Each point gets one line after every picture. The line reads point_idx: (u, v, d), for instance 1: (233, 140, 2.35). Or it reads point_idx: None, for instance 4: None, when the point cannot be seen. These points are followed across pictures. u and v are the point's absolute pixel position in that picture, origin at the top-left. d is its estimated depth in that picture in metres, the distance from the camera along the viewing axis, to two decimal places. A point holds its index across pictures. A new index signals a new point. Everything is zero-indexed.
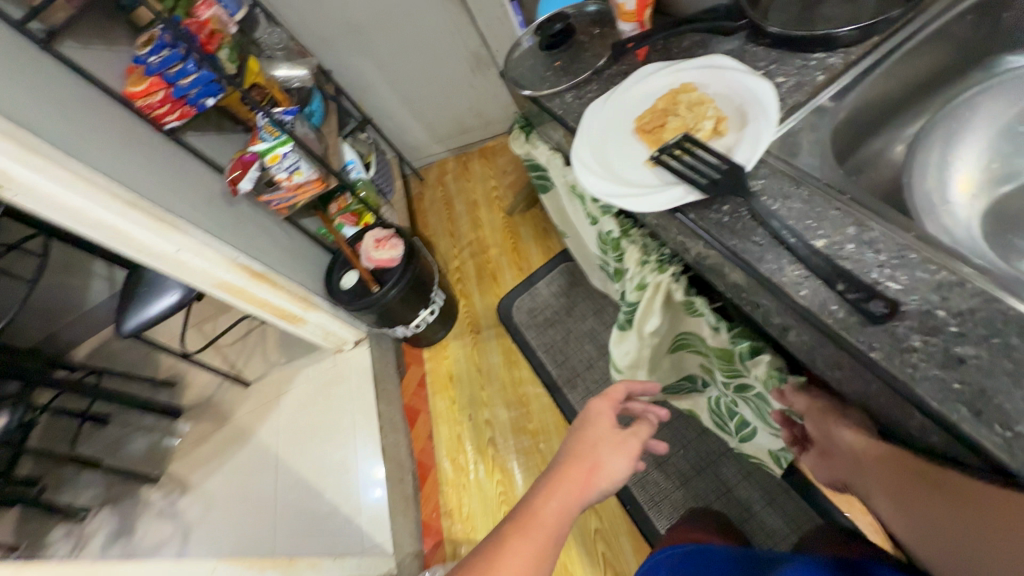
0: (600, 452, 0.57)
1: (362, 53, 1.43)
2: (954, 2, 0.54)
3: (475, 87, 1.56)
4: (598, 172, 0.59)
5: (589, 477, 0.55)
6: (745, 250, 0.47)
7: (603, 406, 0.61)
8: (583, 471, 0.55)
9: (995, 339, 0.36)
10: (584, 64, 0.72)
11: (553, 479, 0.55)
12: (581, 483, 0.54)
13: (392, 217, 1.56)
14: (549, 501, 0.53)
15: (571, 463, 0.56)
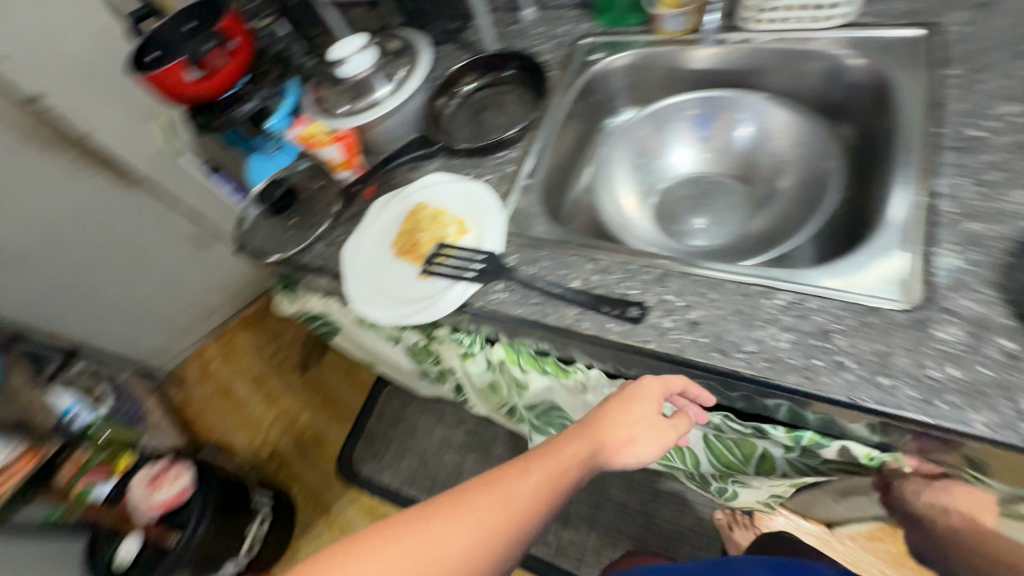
0: (624, 435, 0.50)
1: (34, 280, 1.16)
2: (567, 95, 0.75)
3: (205, 265, 1.44)
4: (383, 303, 0.62)
5: (593, 463, 0.49)
6: (533, 312, 0.56)
7: (656, 389, 0.50)
8: (589, 445, 0.49)
9: (704, 299, 0.52)
10: (319, 214, 0.73)
11: (551, 456, 0.49)
12: (580, 467, 0.49)
13: (159, 441, 1.26)
14: (544, 471, 0.48)
15: (579, 437, 0.50)
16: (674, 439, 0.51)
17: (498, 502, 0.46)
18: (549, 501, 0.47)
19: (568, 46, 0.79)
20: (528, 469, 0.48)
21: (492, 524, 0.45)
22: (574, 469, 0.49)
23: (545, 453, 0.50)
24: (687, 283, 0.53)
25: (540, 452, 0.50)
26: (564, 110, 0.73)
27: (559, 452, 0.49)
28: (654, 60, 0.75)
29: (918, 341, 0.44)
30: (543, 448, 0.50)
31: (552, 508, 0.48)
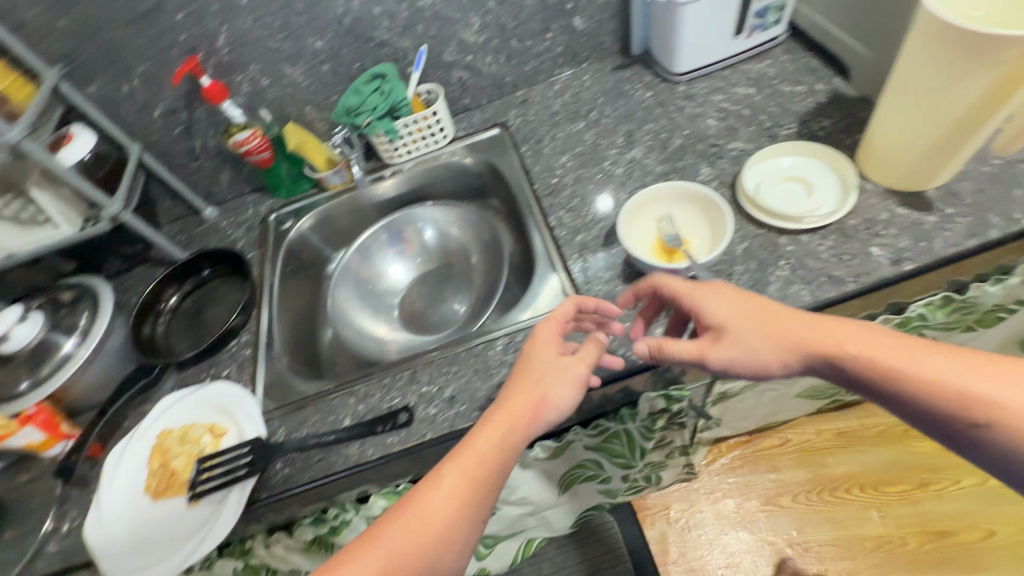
0: (531, 412, 0.49)
1: None
2: (276, 266, 0.81)
3: None
4: (158, 558, 0.55)
5: (506, 453, 0.48)
6: (322, 469, 0.58)
7: (551, 330, 0.55)
8: (491, 433, 0.48)
9: (451, 375, 0.61)
10: (36, 511, 0.61)
11: (462, 449, 0.48)
12: (491, 463, 0.47)
13: None
14: (474, 447, 0.48)
15: (490, 430, 0.48)
16: (584, 375, 0.52)
17: (414, 515, 0.45)
18: (467, 487, 0.46)
19: (259, 225, 0.87)
20: (439, 479, 0.47)
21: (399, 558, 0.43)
22: (485, 468, 0.47)
23: (459, 459, 0.47)
24: (432, 369, 0.62)
25: (452, 459, 0.48)
26: (279, 282, 0.79)
27: (467, 454, 0.47)
28: (337, 209, 0.87)
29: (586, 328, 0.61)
30: (457, 450, 0.48)
31: (475, 514, 0.46)
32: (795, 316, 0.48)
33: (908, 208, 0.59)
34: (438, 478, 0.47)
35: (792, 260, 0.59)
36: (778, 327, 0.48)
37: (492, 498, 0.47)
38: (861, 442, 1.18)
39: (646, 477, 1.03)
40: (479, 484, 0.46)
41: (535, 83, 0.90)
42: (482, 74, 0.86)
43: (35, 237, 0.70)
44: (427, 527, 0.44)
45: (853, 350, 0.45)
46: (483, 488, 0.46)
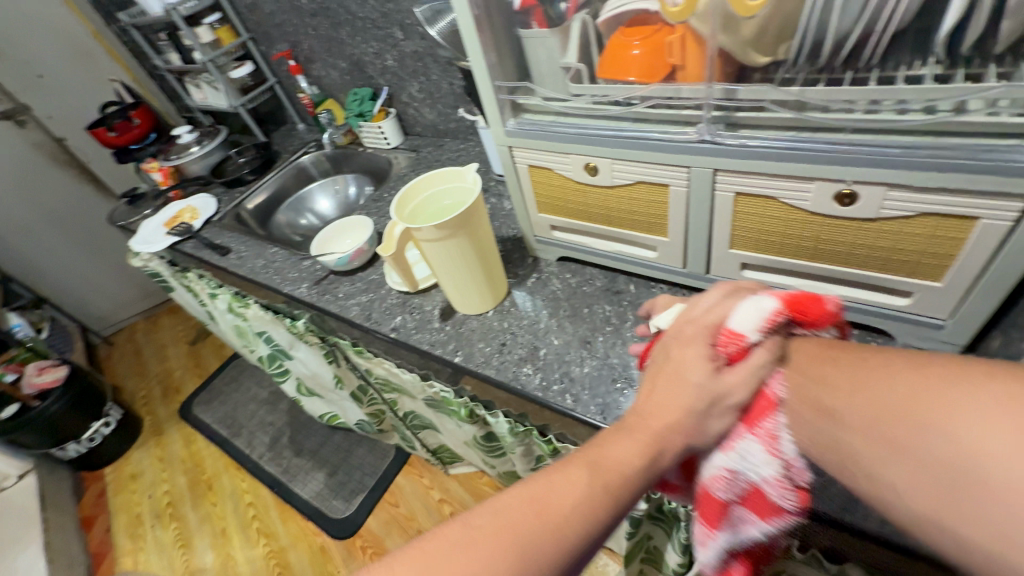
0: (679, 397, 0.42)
1: (43, 241, 2.12)
2: (287, 167, 1.46)
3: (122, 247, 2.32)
4: (145, 245, 1.30)
5: (928, 435, 0.30)
6: (197, 251, 1.23)
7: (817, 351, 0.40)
8: (899, 379, 0.33)
9: (253, 249, 1.17)
10: (143, 209, 1.46)
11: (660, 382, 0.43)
12: (889, 420, 0.32)
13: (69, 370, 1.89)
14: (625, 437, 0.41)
15: (889, 360, 0.35)
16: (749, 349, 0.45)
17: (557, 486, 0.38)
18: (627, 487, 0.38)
19: (303, 144, 1.53)
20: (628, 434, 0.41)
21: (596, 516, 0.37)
22: (907, 420, 0.31)
23: (844, 385, 0.37)
24: (249, 244, 1.19)
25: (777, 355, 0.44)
26: (275, 175, 1.43)
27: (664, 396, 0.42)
28: (331, 159, 1.47)
29: (296, 264, 1.07)
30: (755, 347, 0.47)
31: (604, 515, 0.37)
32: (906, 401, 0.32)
33: (441, 311, 0.84)
34: (624, 425, 0.42)
35: (373, 295, 0.92)
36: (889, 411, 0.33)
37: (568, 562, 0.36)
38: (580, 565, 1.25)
39: (393, 424, 1.42)
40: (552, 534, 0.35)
41: (456, 137, 1.29)
42: (424, 117, 1.30)
43: (219, 102, 1.51)
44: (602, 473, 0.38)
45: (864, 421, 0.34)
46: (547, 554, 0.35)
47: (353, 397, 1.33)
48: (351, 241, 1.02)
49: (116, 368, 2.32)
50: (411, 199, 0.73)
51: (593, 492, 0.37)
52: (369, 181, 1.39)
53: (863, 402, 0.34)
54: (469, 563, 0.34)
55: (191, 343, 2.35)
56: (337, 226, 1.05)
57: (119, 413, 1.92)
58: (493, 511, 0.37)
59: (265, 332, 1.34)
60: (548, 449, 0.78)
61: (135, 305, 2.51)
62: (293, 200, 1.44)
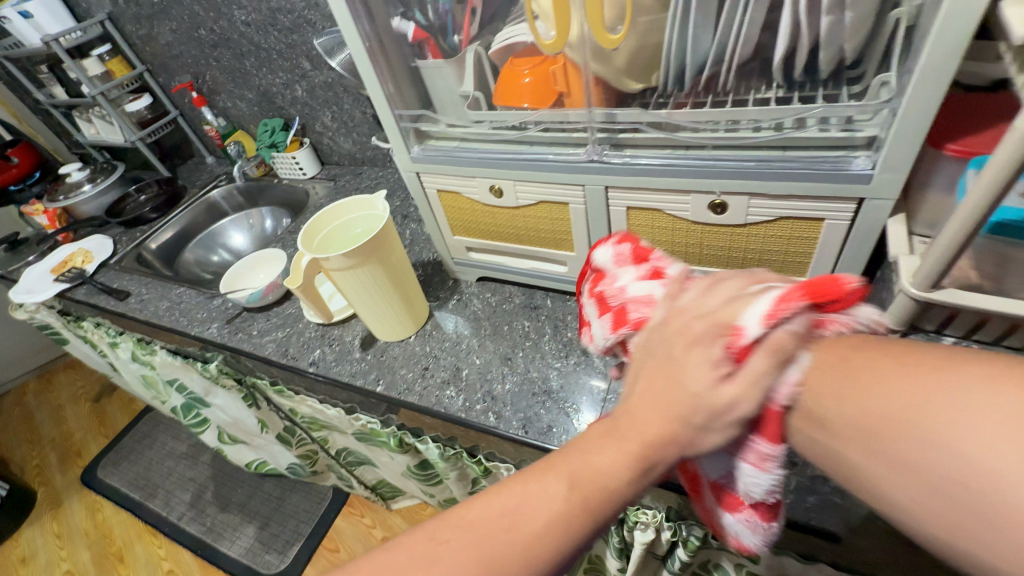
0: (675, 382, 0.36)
1: None
2: (194, 203, 1.38)
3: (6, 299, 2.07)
4: (27, 295, 1.17)
5: (936, 451, 0.26)
6: (91, 297, 1.13)
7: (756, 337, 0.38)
8: (896, 385, 0.29)
9: (156, 291, 1.09)
10: (25, 256, 1.32)
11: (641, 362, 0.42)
12: (880, 434, 0.28)
13: None
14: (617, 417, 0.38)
15: (885, 359, 0.30)
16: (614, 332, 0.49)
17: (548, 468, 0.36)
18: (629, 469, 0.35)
19: (212, 178, 1.46)
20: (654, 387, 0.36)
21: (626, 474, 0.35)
22: (910, 439, 0.27)
23: (826, 383, 0.32)
24: (152, 286, 1.11)
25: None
26: (181, 212, 1.35)
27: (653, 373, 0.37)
28: (244, 192, 1.41)
29: (205, 304, 1.01)
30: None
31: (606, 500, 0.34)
32: (895, 397, 0.28)
33: (362, 340, 0.83)
34: (613, 428, 0.37)
35: (290, 330, 0.89)
36: (876, 416, 0.29)
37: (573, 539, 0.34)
38: None
39: (327, 464, 1.35)
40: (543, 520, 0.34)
41: (374, 165, 1.29)
42: (340, 147, 1.28)
43: (113, 137, 1.41)
44: (643, 435, 0.35)
45: (858, 420, 0.30)
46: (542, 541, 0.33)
47: (280, 441, 1.26)
48: (266, 276, 0.98)
49: (1, 437, 2.04)
50: (320, 229, 0.72)
51: (632, 459, 0.35)
52: (286, 213, 1.35)
53: (838, 397, 0.31)
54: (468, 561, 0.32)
55: (94, 400, 2.12)
56: (248, 261, 1.01)
57: (4, 489, 1.68)
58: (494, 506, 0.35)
59: (176, 379, 1.24)
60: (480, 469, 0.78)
61: (24, 364, 2.23)
62: (202, 236, 1.36)
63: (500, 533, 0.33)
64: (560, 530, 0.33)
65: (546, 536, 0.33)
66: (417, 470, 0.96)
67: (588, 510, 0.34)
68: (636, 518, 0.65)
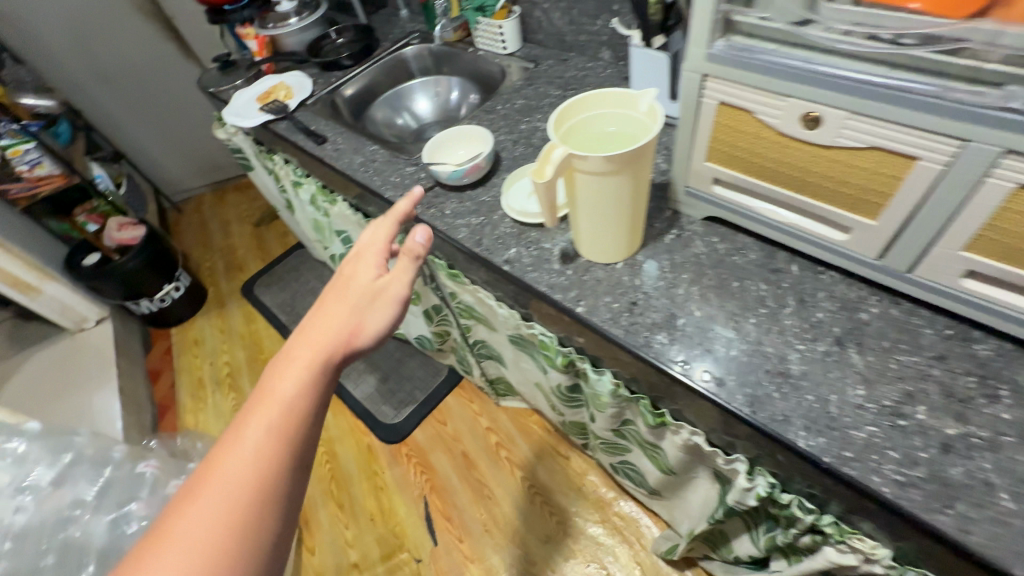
0: (330, 334, 0.57)
1: (121, 94, 2.12)
2: (385, 58, 1.34)
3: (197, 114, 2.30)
4: (235, 118, 1.23)
5: None
6: (290, 134, 1.16)
7: None
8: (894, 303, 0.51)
9: (350, 141, 1.09)
10: (233, 79, 1.38)
11: (306, 339, 0.57)
12: None
13: (118, 227, 1.83)
14: (285, 380, 0.53)
15: None
16: None
17: (242, 437, 0.49)
18: (303, 401, 0.53)
19: (405, 35, 1.39)
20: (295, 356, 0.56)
21: (298, 425, 0.51)
22: None
23: None
24: (347, 136, 1.11)
25: None
26: (373, 65, 1.32)
27: (301, 345, 0.56)
28: (433, 53, 1.34)
29: (397, 168, 0.99)
30: None
31: (299, 417, 0.52)
32: None
33: (561, 252, 0.76)
34: (285, 364, 0.55)
35: (484, 219, 0.84)
36: None
37: (299, 445, 0.51)
38: (620, 517, 1.26)
39: (456, 346, 1.41)
40: (265, 459, 0.49)
41: (581, 53, 1.13)
42: (551, 24, 1.14)
43: None
44: (315, 350, 0.56)
45: None
46: (263, 468, 0.48)
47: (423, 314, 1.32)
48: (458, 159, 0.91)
49: (184, 236, 2.39)
50: (573, 115, 0.62)
51: (302, 379, 0.54)
52: (476, 89, 1.27)
53: None
54: (202, 529, 0.45)
55: (255, 223, 2.37)
56: (446, 137, 0.94)
57: (188, 280, 1.99)
58: (200, 489, 0.47)
59: (346, 232, 1.31)
60: (657, 422, 0.72)
61: (205, 177, 2.53)
62: (386, 96, 1.34)
63: (245, 462, 0.48)
64: (290, 425, 0.51)
65: (280, 437, 0.50)
66: (568, 389, 0.93)
67: (297, 408, 0.52)
68: (849, 538, 0.57)
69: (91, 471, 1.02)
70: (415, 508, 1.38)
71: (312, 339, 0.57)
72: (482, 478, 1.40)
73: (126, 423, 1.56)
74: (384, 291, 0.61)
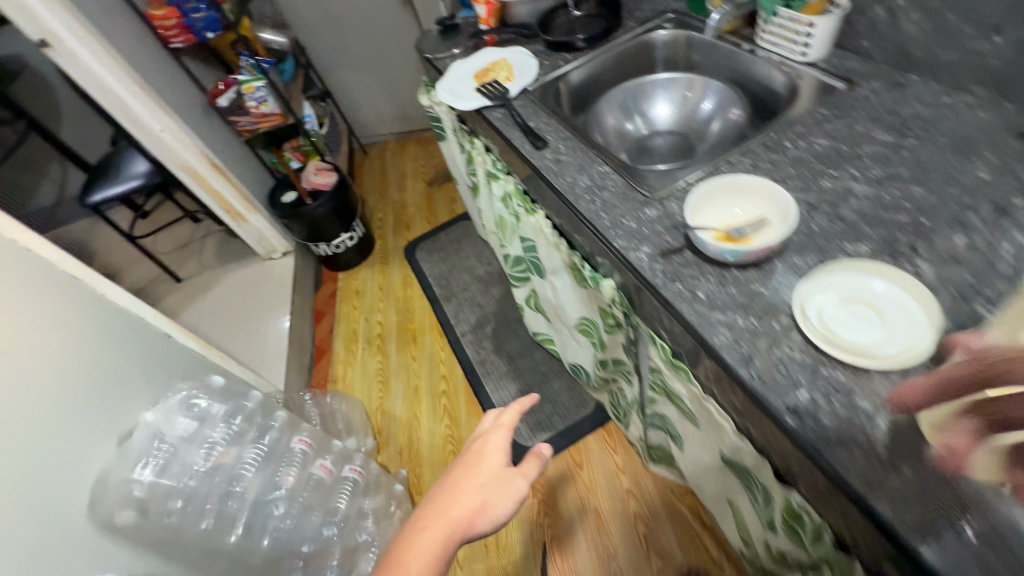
0: (453, 522, 0.68)
1: (340, 36, 2.18)
2: (624, 42, 1.09)
3: (399, 64, 2.30)
4: (448, 95, 1.11)
5: None
6: (503, 127, 1.00)
7: None
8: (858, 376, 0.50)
9: (572, 152, 0.89)
10: (453, 46, 1.26)
11: (437, 520, 0.68)
12: None
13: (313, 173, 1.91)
14: (415, 559, 0.65)
15: None
16: None
17: None
18: None
19: (656, 13, 1.12)
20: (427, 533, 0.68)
21: None
22: None
23: None
24: (570, 144, 0.91)
25: None
26: (610, 51, 1.09)
27: (431, 527, 0.68)
28: (692, 41, 1.05)
29: (632, 208, 0.77)
30: None
31: None
32: None
33: (891, 426, 0.49)
34: (414, 544, 0.66)
35: (756, 324, 0.59)
36: None
37: None
38: None
39: (619, 396, 1.21)
40: None
41: (933, 76, 0.76)
42: (894, 28, 0.78)
43: None
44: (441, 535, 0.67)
45: None
46: None
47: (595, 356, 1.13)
48: (717, 222, 0.67)
49: (365, 180, 2.48)
50: None
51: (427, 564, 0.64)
52: (742, 98, 0.94)
53: None
54: None
55: (429, 182, 2.36)
56: (723, 185, 0.69)
57: (361, 230, 2.05)
58: None
59: (532, 243, 1.15)
60: None
61: (394, 125, 2.57)
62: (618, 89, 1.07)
63: None
64: None
65: None
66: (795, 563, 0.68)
67: None
68: None
69: (256, 436, 1.05)
70: (533, 553, 1.26)
71: (440, 525, 0.68)
72: (612, 549, 1.22)
73: (289, 362, 1.67)
74: (507, 479, 0.72)
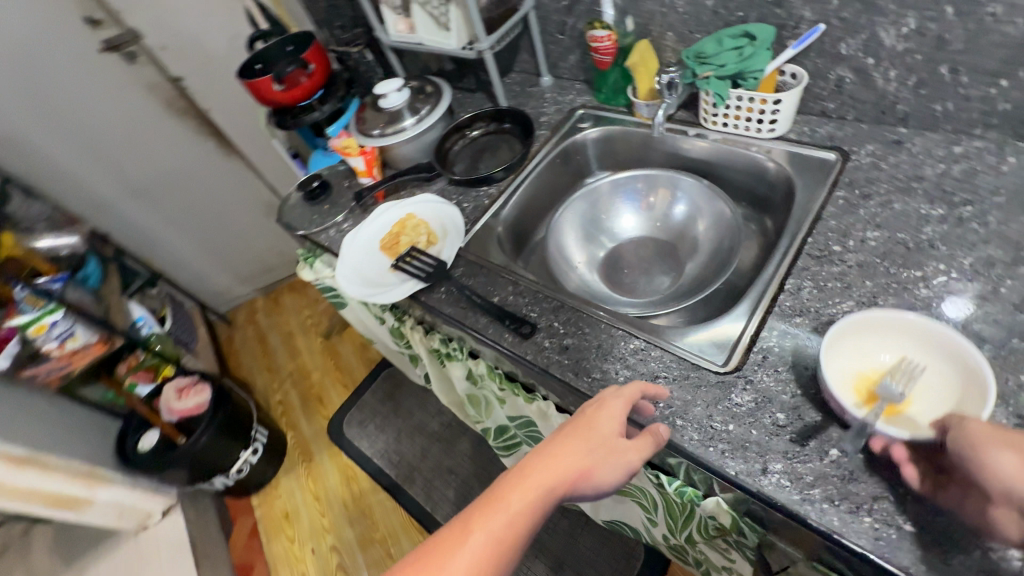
0: (546, 480, 0.48)
1: (153, 208, 1.73)
2: (548, 154, 0.91)
3: (242, 215, 1.91)
4: (358, 283, 0.81)
5: None
6: (462, 316, 0.73)
7: None
8: (977, 434, 0.39)
9: (579, 332, 0.66)
10: (332, 210, 0.96)
11: (525, 480, 0.48)
12: None
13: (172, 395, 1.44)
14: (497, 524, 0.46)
15: None
16: None
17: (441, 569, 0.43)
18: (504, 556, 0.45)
19: (566, 113, 0.96)
20: (526, 483, 0.48)
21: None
22: None
23: None
24: (567, 318, 0.67)
25: None
26: (536, 170, 0.89)
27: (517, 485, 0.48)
28: (624, 136, 0.90)
29: (715, 400, 0.55)
30: None
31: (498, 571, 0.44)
32: None
33: None
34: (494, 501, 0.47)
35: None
36: None
37: None
38: None
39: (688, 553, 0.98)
40: None
41: (927, 127, 0.68)
42: (867, 87, 0.69)
43: (435, 37, 0.92)
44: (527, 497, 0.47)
45: None
46: None
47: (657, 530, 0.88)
48: (852, 374, 0.53)
49: (242, 358, 1.98)
50: None
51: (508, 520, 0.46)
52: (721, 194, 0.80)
53: None
54: None
55: (325, 335, 1.96)
56: (892, 321, 0.52)
57: (265, 435, 1.58)
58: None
59: (532, 426, 0.88)
60: None
61: (255, 281, 2.12)
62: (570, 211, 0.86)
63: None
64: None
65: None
66: None
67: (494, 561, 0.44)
68: None
69: None
70: None
71: (529, 485, 0.48)
72: None
73: None
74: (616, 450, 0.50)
